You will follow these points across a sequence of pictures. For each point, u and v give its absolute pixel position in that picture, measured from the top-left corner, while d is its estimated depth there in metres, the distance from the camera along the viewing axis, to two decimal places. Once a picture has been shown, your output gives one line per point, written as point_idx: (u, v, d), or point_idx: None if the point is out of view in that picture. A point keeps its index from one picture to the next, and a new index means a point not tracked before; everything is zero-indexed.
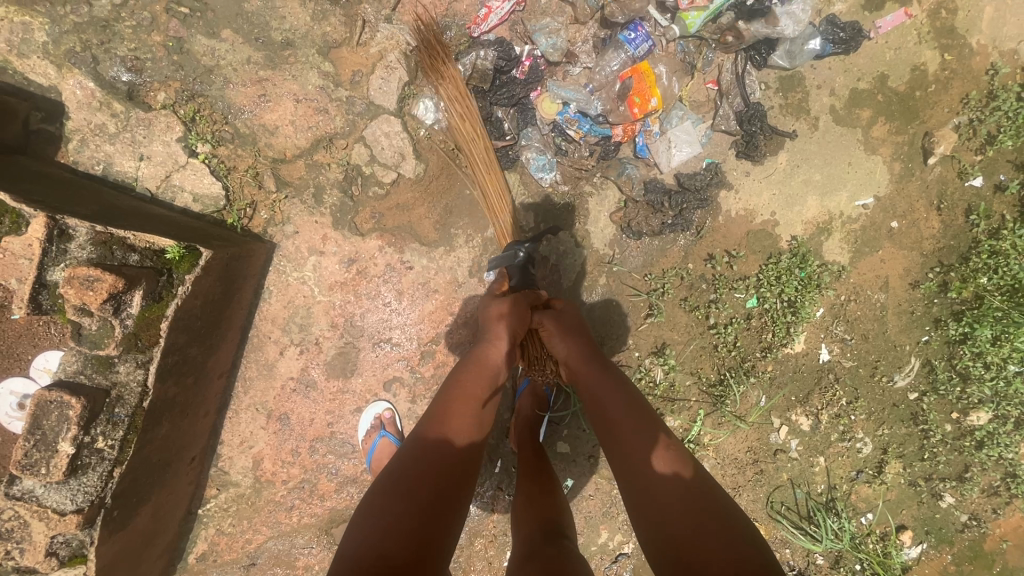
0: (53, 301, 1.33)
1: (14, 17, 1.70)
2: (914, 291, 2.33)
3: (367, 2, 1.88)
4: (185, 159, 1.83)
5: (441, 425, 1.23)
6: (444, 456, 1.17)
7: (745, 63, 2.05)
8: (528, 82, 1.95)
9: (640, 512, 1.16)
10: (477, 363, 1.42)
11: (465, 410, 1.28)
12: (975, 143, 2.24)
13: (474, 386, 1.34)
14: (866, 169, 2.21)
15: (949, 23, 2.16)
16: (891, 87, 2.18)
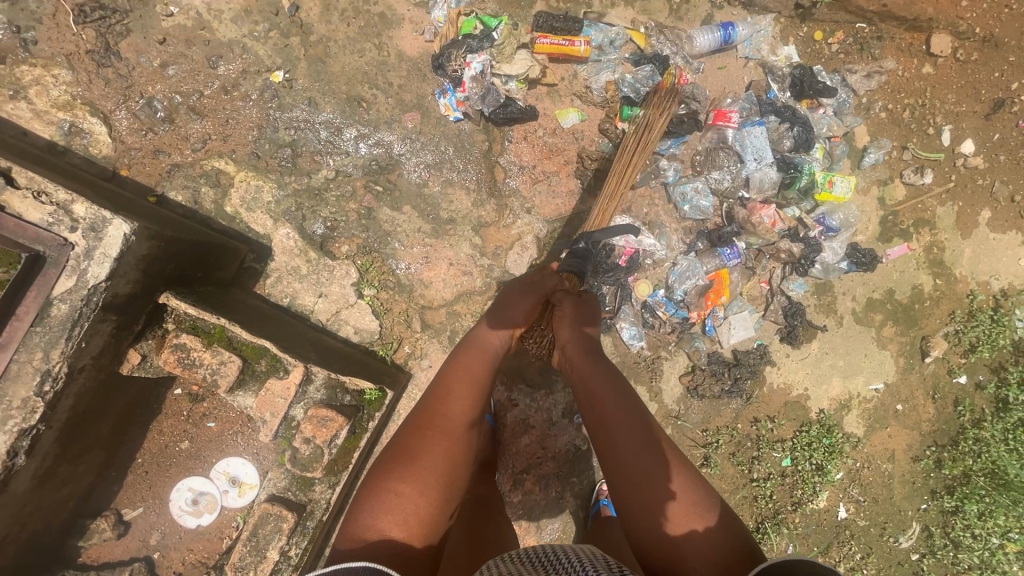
0: (286, 430, 1.69)
1: (251, 182, 2.17)
2: (915, 464, 2.80)
3: (515, 195, 2.39)
4: (354, 299, 2.25)
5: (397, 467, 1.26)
6: (437, 440, 1.33)
7: (791, 270, 2.55)
8: (629, 269, 2.44)
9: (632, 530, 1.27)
10: (448, 396, 1.44)
11: (433, 447, 1.31)
12: (960, 349, 2.82)
13: (444, 419, 1.38)
14: (877, 359, 2.75)
15: (940, 256, 2.80)
16: (897, 299, 2.77)
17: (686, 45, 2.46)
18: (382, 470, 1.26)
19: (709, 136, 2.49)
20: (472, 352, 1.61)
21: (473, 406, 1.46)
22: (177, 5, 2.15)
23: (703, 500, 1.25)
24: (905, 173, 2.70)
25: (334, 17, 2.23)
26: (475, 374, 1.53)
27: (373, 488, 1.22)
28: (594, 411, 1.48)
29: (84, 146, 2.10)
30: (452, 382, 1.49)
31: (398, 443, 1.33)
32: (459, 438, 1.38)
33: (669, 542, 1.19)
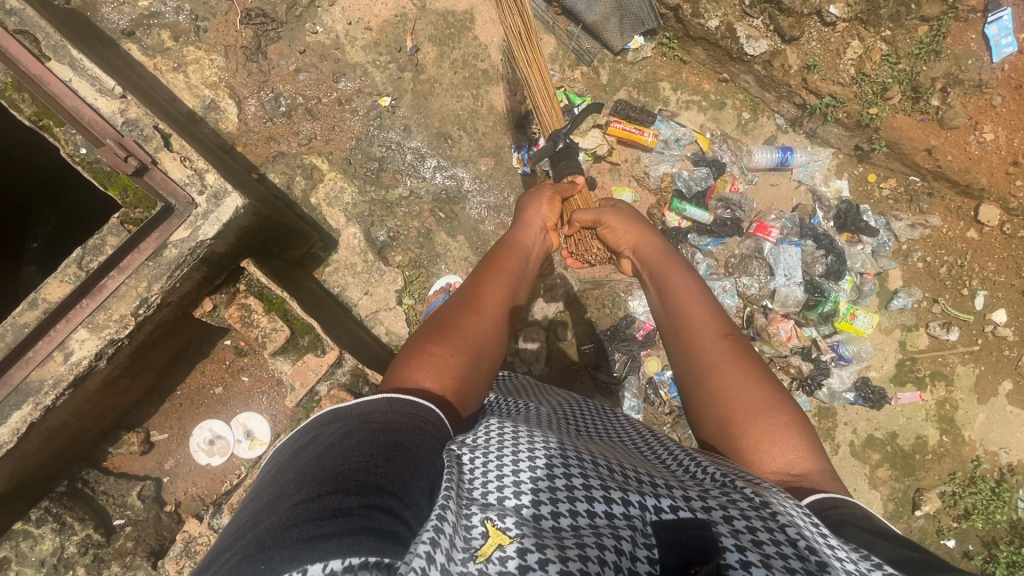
0: (308, 402, 1.92)
1: (338, 183, 2.51)
2: None
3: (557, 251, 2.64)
4: (394, 304, 2.51)
5: (433, 335, 1.30)
6: (467, 320, 1.37)
7: (797, 388, 2.66)
8: (644, 343, 2.61)
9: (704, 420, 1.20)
10: (485, 287, 1.50)
11: (466, 323, 1.35)
12: (954, 511, 2.81)
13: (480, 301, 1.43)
14: (865, 497, 2.80)
15: (950, 414, 2.84)
16: (898, 443, 2.82)
17: (744, 159, 2.68)
18: (419, 339, 1.30)
19: (747, 243, 2.67)
20: (509, 255, 1.70)
21: (506, 298, 1.52)
22: (322, 26, 2.55)
23: (780, 394, 1.18)
24: (931, 325, 2.80)
25: (446, 64, 2.58)
26: (511, 275, 1.60)
27: (410, 350, 1.26)
28: (668, 301, 1.49)
29: (216, 120, 2.49)
30: (490, 278, 1.56)
31: (433, 322, 1.37)
32: (493, 322, 1.42)
33: (743, 432, 1.11)
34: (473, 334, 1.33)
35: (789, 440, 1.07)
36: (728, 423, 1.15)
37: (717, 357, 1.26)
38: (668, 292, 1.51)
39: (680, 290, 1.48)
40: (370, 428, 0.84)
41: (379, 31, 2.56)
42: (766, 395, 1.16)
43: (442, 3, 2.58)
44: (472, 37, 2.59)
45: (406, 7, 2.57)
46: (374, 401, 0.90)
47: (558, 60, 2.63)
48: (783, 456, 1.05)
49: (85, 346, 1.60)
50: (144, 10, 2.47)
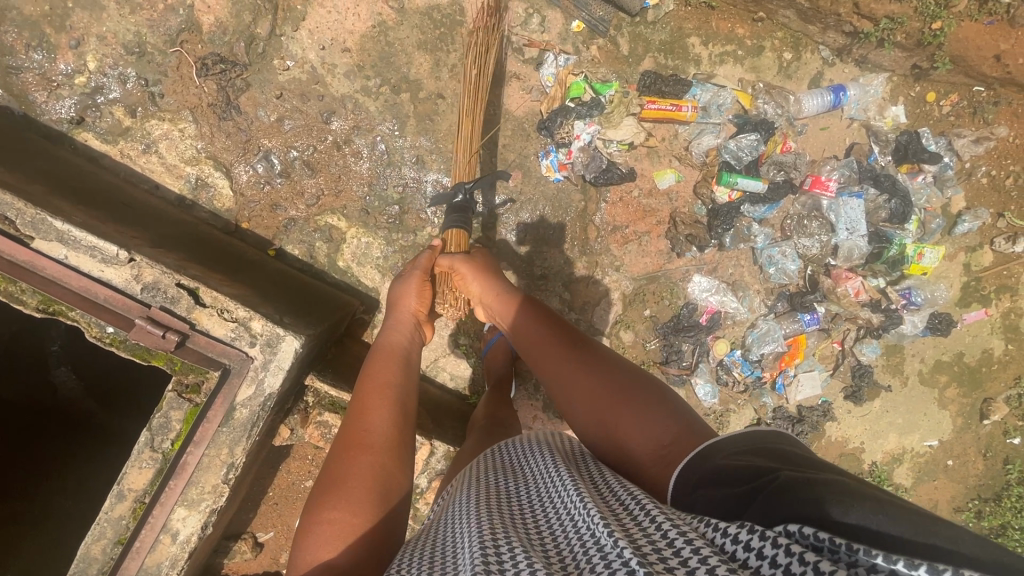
0: None
1: (361, 238, 2.29)
2: (956, 514, 2.97)
3: (606, 254, 2.47)
4: (451, 348, 2.44)
5: (330, 492, 1.24)
6: (359, 457, 1.32)
7: (867, 336, 2.63)
8: (709, 328, 2.55)
9: (586, 430, 1.37)
10: (367, 410, 1.44)
11: (360, 463, 1.29)
12: (1020, 411, 2.90)
13: (367, 432, 1.38)
14: (935, 418, 2.86)
15: (1015, 322, 2.83)
16: (965, 361, 2.83)
17: (792, 110, 2.45)
18: (315, 502, 1.23)
19: (803, 201, 2.50)
20: (386, 358, 1.64)
21: (397, 408, 1.48)
22: (293, 59, 2.18)
23: (631, 381, 1.39)
24: (997, 241, 2.69)
25: (444, 73, 2.24)
26: (391, 382, 1.55)
27: (309, 523, 1.19)
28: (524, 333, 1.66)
29: (209, 200, 2.22)
30: (369, 395, 1.48)
31: (325, 472, 1.30)
32: (387, 446, 1.37)
33: (621, 434, 1.29)
34: (373, 474, 1.29)
35: (648, 419, 1.28)
36: (606, 429, 1.33)
37: (576, 365, 1.46)
38: (522, 329, 1.67)
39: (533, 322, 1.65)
40: None
41: (359, 50, 2.20)
42: (621, 394, 1.35)
43: None
44: (465, 32, 2.22)
45: (382, 12, 2.18)
46: None
47: (568, 38, 2.28)
48: (651, 432, 1.25)
49: (189, 523, 1.54)
50: (84, 88, 2.10)
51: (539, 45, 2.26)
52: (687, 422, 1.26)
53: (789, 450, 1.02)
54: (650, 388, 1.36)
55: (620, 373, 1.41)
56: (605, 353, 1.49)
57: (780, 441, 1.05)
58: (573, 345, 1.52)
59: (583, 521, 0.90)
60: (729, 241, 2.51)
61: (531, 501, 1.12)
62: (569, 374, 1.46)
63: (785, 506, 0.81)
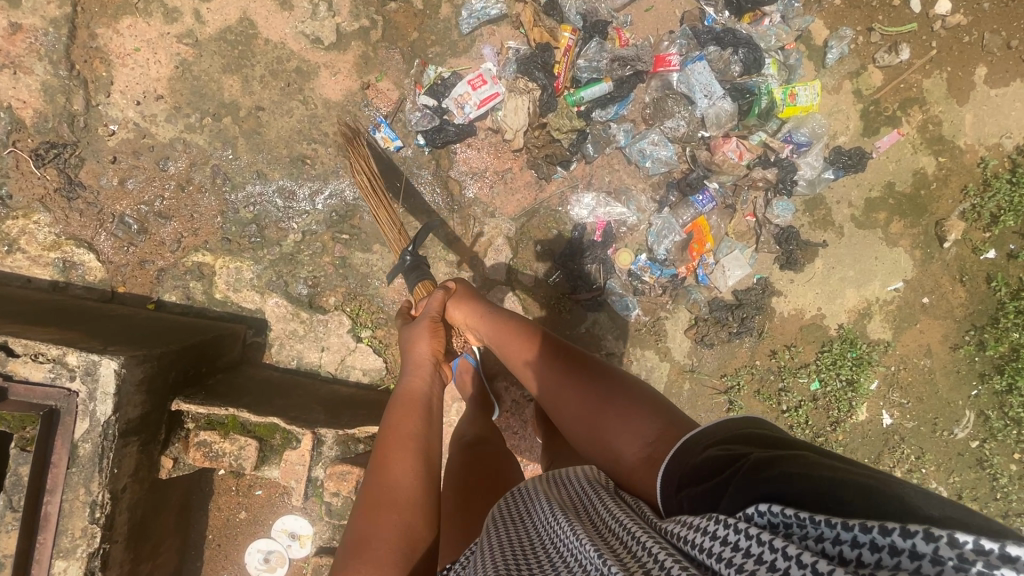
0: (314, 489, 1.87)
1: (231, 265, 2.32)
2: (956, 352, 2.68)
3: (475, 204, 2.42)
4: (354, 344, 2.37)
5: (363, 559, 1.10)
6: (387, 518, 1.17)
7: (773, 195, 2.46)
8: (606, 243, 2.44)
9: (586, 447, 1.35)
10: (388, 464, 1.29)
11: (388, 526, 1.15)
12: (981, 223, 2.63)
13: (389, 494, 1.22)
14: (890, 260, 2.63)
15: (937, 133, 2.59)
16: (899, 191, 2.60)
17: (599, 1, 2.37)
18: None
19: (653, 85, 2.40)
20: (402, 407, 1.47)
21: (420, 459, 1.32)
22: (116, 122, 2.27)
23: (624, 392, 1.36)
24: (878, 56, 2.50)
25: (255, 86, 2.29)
26: (414, 428, 1.40)
27: None
28: (520, 355, 1.61)
29: (81, 276, 2.30)
30: (390, 447, 1.33)
31: (348, 545, 1.14)
32: (415, 501, 1.22)
33: (615, 447, 1.27)
34: (403, 534, 1.15)
35: (637, 421, 1.27)
36: (600, 445, 1.31)
37: (566, 383, 1.45)
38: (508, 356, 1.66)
39: (523, 347, 1.60)
40: None
41: (171, 93, 2.27)
42: (613, 404, 1.34)
43: (212, 26, 2.26)
44: (262, 43, 2.27)
45: (180, 51, 2.26)
46: None
47: (360, 13, 2.30)
48: (639, 434, 1.24)
49: (71, 572, 1.53)
50: None
51: (335, 29, 2.29)
52: (669, 416, 1.27)
53: (757, 432, 1.02)
54: (632, 394, 1.35)
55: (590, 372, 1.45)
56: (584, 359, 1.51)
57: (754, 423, 1.05)
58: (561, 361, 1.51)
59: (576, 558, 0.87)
60: (592, 149, 2.41)
61: (523, 527, 1.08)
62: (566, 395, 1.43)
63: (757, 487, 0.82)
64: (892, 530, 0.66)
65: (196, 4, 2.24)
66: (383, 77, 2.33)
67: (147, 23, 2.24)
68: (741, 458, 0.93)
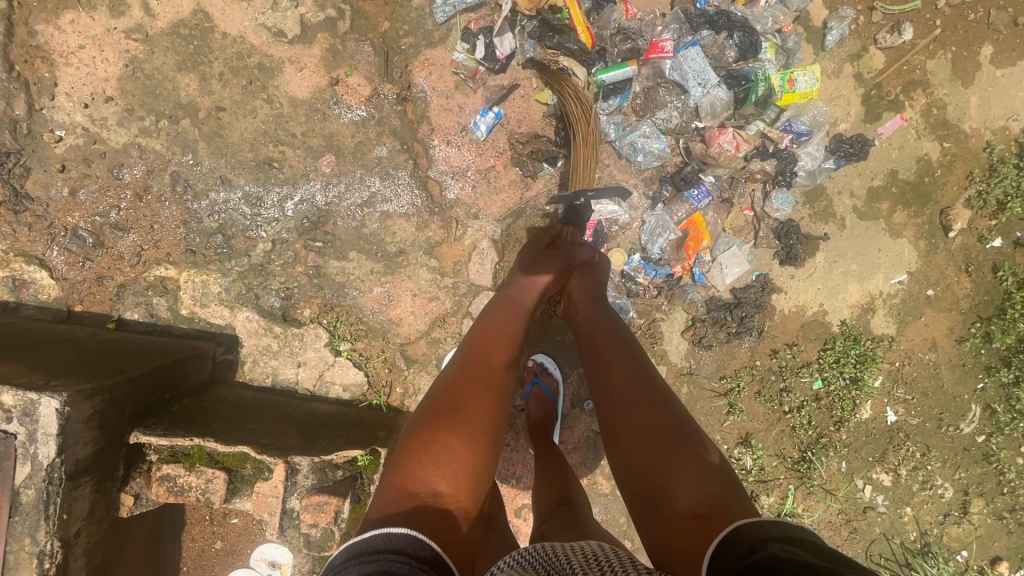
0: (291, 521, 1.73)
1: (196, 279, 2.16)
2: (961, 346, 2.59)
3: (457, 206, 2.27)
4: (332, 358, 2.23)
5: (451, 419, 1.26)
6: (477, 396, 1.33)
7: (773, 188, 2.33)
8: (597, 243, 2.30)
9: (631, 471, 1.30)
10: (484, 354, 1.41)
11: (477, 403, 1.31)
12: (987, 211, 2.52)
13: (481, 378, 1.38)
14: (894, 251, 2.51)
15: (941, 117, 2.46)
16: (902, 179, 2.48)
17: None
18: (425, 423, 1.26)
19: (646, 72, 2.23)
20: (508, 317, 1.65)
21: (512, 365, 1.48)
22: (63, 127, 2.09)
23: (695, 438, 1.28)
24: (879, 37, 2.36)
25: (214, 85, 2.11)
26: (512, 337, 1.57)
27: (419, 440, 1.22)
28: (604, 354, 1.56)
29: (34, 295, 2.14)
30: (493, 344, 1.50)
31: (436, 402, 1.32)
32: (503, 391, 1.40)
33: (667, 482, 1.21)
34: (488, 420, 1.31)
35: (698, 474, 1.19)
36: (650, 478, 1.24)
37: (635, 404, 1.37)
38: (591, 352, 1.60)
39: (611, 346, 1.57)
40: None
41: (122, 94, 2.09)
42: (682, 440, 1.26)
43: (163, 19, 2.07)
44: (219, 36, 2.09)
45: (129, 48, 2.07)
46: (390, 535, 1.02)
47: (326, 2, 2.12)
48: (699, 488, 1.17)
49: None
50: None
51: (298, 20, 2.11)
52: (735, 490, 1.18)
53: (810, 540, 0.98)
54: (701, 445, 1.26)
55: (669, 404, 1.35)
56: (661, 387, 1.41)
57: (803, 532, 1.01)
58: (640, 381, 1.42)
59: None
60: (579, 143, 2.25)
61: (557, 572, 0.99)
62: (631, 414, 1.35)
63: None
64: None
65: None
66: (353, 71, 2.16)
67: (91, 18, 2.05)
68: (805, 565, 0.87)
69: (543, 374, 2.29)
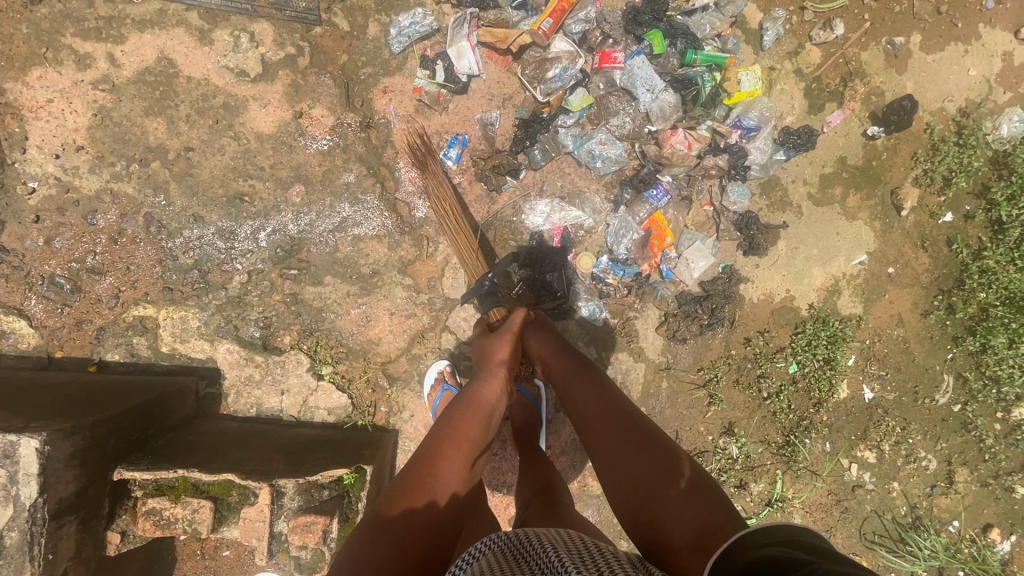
0: (280, 545, 1.75)
1: (175, 315, 2.20)
2: (927, 319, 2.68)
3: (427, 223, 2.34)
4: (315, 383, 2.27)
5: (387, 535, 1.18)
6: (418, 514, 1.24)
7: (728, 182, 2.43)
8: (565, 249, 2.38)
9: (625, 509, 1.32)
10: (439, 457, 1.36)
11: (415, 515, 1.24)
12: (935, 188, 2.63)
13: (429, 484, 1.30)
14: (852, 233, 2.61)
15: (881, 103, 2.59)
16: (851, 164, 2.59)
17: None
18: (360, 540, 1.19)
19: (598, 82, 2.34)
20: (464, 401, 1.56)
21: (463, 467, 1.39)
22: (35, 179, 2.15)
23: (683, 467, 1.31)
24: (813, 34, 2.50)
25: (182, 127, 2.18)
26: (468, 433, 1.46)
27: (350, 559, 1.15)
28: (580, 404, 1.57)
29: (14, 345, 2.16)
30: (442, 438, 1.41)
31: (379, 510, 1.24)
32: (448, 509, 1.30)
33: (663, 520, 1.22)
34: (428, 533, 1.23)
35: (692, 505, 1.22)
36: (645, 512, 1.26)
37: (620, 448, 1.39)
38: (570, 400, 1.60)
39: (585, 392, 1.58)
40: None
41: (92, 142, 2.16)
42: (671, 474, 1.29)
43: (129, 68, 2.15)
44: (184, 81, 2.18)
45: (97, 98, 2.15)
46: None
47: (285, 41, 2.22)
48: (693, 521, 1.19)
49: None
50: None
51: (259, 60, 2.21)
52: (726, 513, 1.21)
53: (819, 544, 0.98)
54: (689, 474, 1.29)
55: (653, 440, 1.37)
56: (644, 422, 1.45)
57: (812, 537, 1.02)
58: (623, 422, 1.45)
59: None
60: (538, 155, 2.36)
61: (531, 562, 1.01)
62: (618, 455, 1.38)
63: None
64: None
65: (109, 47, 2.14)
66: (316, 103, 2.24)
67: (59, 72, 2.13)
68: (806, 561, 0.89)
69: (524, 380, 2.31)
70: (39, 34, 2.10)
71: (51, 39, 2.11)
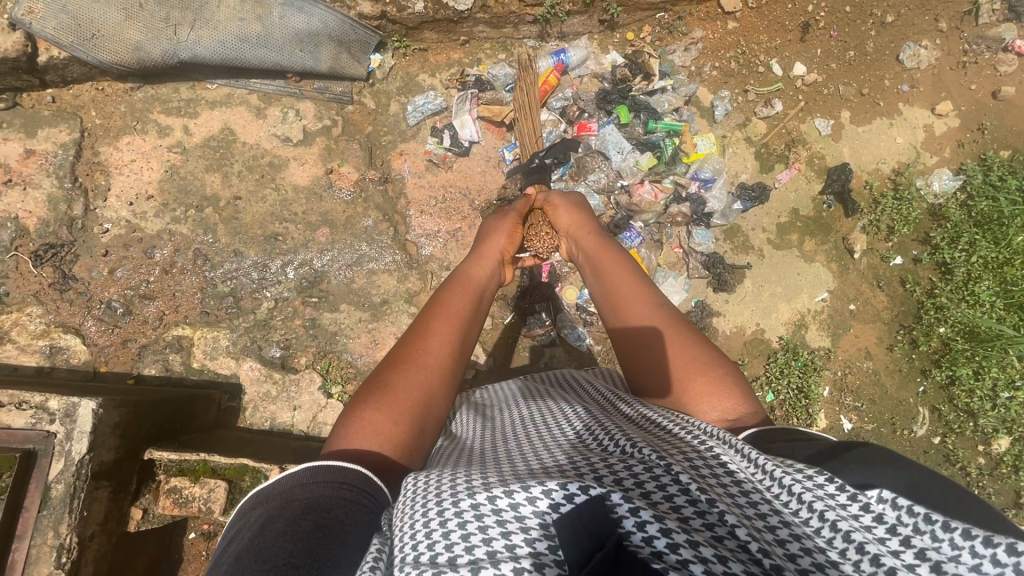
0: None
1: (208, 336, 2.51)
2: (893, 353, 2.88)
3: (432, 261, 2.70)
4: (325, 400, 2.50)
5: (380, 396, 1.27)
6: (411, 377, 1.33)
7: (694, 226, 2.82)
8: (552, 282, 2.70)
9: (653, 388, 1.40)
10: (429, 332, 1.45)
11: (407, 378, 1.32)
12: (882, 235, 2.97)
13: (421, 355, 1.38)
14: (811, 274, 2.92)
15: (823, 164, 3.02)
16: (803, 215, 2.97)
17: (525, 74, 2.86)
18: (357, 402, 1.27)
19: (577, 146, 2.81)
20: (458, 290, 1.66)
21: (456, 339, 1.47)
22: (109, 221, 2.59)
23: (716, 359, 1.36)
24: (757, 110, 3.01)
25: (234, 181, 2.66)
26: (458, 313, 1.55)
27: (349, 416, 1.24)
28: (618, 298, 1.65)
29: (66, 360, 2.46)
30: (433, 320, 1.50)
31: (373, 381, 1.32)
32: (443, 368, 1.38)
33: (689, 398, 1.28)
34: (421, 393, 1.31)
35: (723, 391, 1.27)
36: (674, 387, 1.33)
37: (653, 338, 1.46)
38: (609, 296, 1.69)
39: (624, 290, 1.66)
40: (290, 515, 0.93)
41: (160, 192, 2.63)
42: (702, 362, 1.34)
43: (198, 136, 2.69)
44: (240, 145, 2.70)
45: (170, 158, 2.66)
46: (297, 475, 1.01)
47: (323, 116, 2.76)
48: (720, 404, 1.24)
49: None
50: None
51: (301, 129, 2.74)
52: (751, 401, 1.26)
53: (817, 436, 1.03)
54: (719, 364, 1.34)
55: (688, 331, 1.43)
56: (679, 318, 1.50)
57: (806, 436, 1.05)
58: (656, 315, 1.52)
59: (634, 452, 0.94)
60: None
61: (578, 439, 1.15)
62: (651, 343, 1.45)
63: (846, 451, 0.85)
64: (948, 526, 0.70)
65: (185, 121, 2.69)
66: (344, 163, 2.73)
67: (143, 139, 2.66)
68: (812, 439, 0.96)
69: None
70: (133, 112, 2.67)
71: (141, 115, 2.67)
